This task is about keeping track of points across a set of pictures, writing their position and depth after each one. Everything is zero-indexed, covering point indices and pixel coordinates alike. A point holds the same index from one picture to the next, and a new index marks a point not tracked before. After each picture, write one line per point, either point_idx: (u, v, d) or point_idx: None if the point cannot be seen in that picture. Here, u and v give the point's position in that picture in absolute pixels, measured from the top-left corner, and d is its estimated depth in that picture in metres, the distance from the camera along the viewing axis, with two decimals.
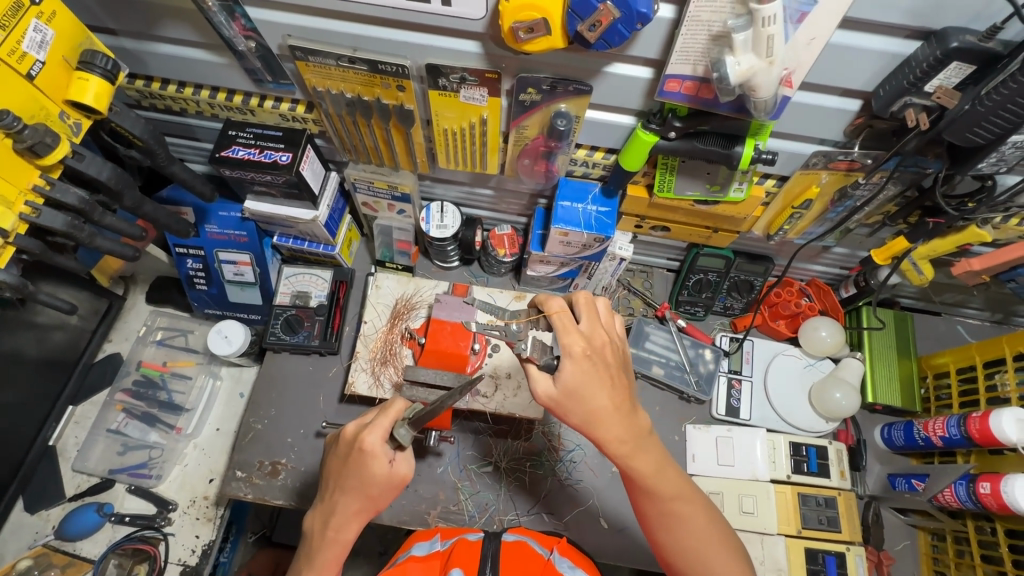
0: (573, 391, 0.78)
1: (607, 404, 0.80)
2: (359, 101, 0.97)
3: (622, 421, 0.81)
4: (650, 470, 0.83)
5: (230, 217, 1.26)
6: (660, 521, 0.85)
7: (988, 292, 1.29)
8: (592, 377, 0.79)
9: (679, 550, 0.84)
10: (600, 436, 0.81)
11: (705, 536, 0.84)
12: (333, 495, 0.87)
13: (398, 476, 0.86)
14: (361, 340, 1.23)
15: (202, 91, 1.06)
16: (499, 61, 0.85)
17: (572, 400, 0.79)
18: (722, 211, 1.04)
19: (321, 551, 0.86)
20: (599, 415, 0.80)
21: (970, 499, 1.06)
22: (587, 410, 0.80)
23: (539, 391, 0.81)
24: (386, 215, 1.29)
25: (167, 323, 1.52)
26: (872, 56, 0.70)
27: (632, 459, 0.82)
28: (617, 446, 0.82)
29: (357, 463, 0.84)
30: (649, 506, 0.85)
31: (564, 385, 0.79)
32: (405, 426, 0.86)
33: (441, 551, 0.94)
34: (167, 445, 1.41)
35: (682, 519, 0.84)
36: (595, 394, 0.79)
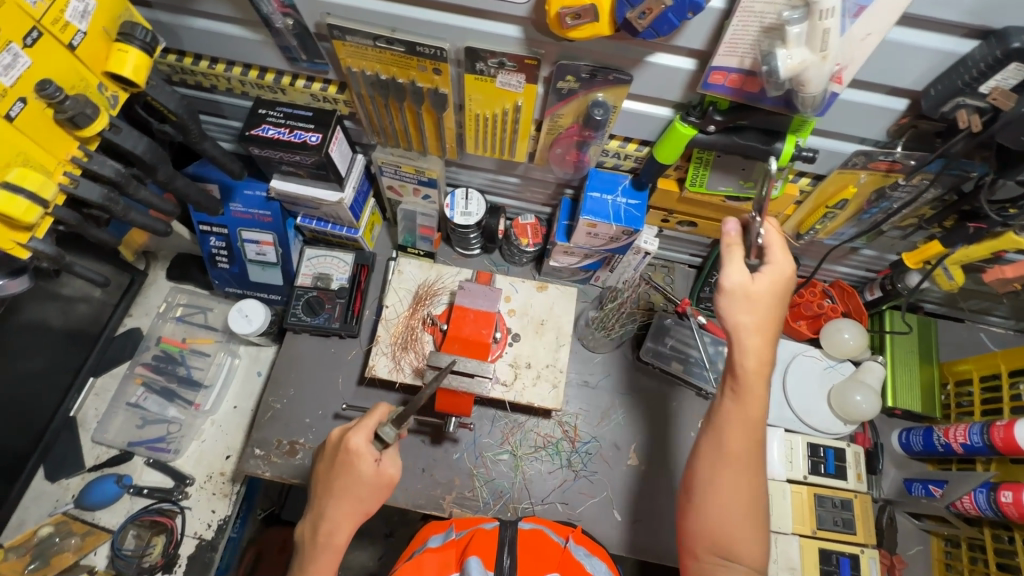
0: (758, 296, 0.81)
1: (760, 325, 0.81)
2: (393, 83, 0.96)
3: (768, 354, 0.83)
4: (757, 414, 0.83)
5: (255, 196, 1.26)
6: (733, 458, 0.83)
7: (1015, 301, 1.28)
8: (771, 293, 0.81)
9: (725, 497, 0.83)
10: (741, 351, 0.82)
11: (751, 506, 0.83)
12: (324, 500, 0.89)
13: (389, 476, 0.90)
14: (383, 324, 1.23)
15: (233, 68, 1.05)
16: (540, 47, 0.83)
17: (756, 300, 0.81)
18: (753, 207, 1.03)
19: (314, 556, 0.87)
20: (762, 333, 0.81)
21: (990, 507, 1.05)
22: (756, 315, 0.81)
23: (729, 275, 0.82)
24: (411, 199, 1.28)
25: (187, 300, 1.53)
26: (926, 54, 0.68)
27: (750, 391, 0.83)
28: (747, 364, 0.82)
29: (344, 464, 0.89)
30: (733, 438, 0.83)
31: (754, 287, 0.81)
32: (390, 424, 0.89)
33: (458, 539, 0.95)
34: (186, 420, 1.42)
35: (747, 472, 0.83)
36: (750, 310, 0.81)
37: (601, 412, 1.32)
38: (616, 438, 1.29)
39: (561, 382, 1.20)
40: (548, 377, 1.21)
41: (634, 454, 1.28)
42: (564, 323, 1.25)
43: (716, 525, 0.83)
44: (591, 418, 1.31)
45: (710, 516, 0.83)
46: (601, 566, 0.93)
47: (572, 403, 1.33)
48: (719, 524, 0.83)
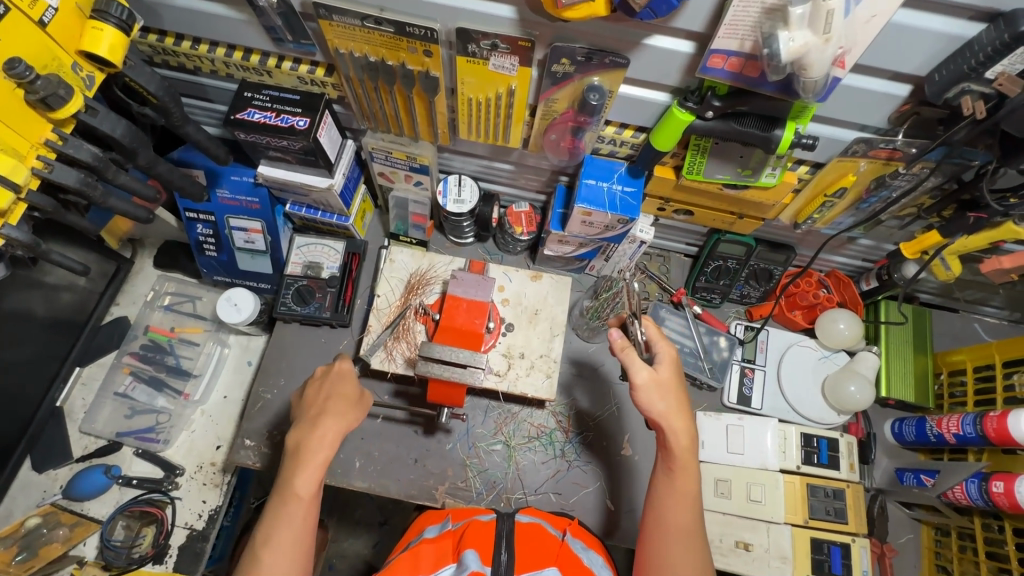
0: (663, 383, 0.92)
1: (673, 410, 0.91)
2: (382, 66, 0.93)
3: (686, 435, 0.92)
4: (689, 488, 0.91)
5: (243, 182, 1.23)
6: (680, 531, 0.88)
7: (1011, 291, 1.27)
8: (671, 382, 0.93)
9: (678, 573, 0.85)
10: (670, 433, 0.92)
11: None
12: (321, 405, 0.94)
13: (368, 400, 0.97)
14: (374, 314, 1.22)
15: (217, 48, 1.02)
16: (533, 28, 0.80)
17: (661, 390, 0.92)
18: (751, 196, 1.01)
19: (312, 449, 0.89)
20: (676, 417, 0.91)
21: (981, 497, 1.06)
22: (669, 400, 0.92)
23: (636, 374, 0.91)
24: (402, 186, 1.25)
25: (175, 289, 1.50)
26: (933, 38, 0.66)
27: (684, 468, 0.91)
28: (681, 442, 0.91)
29: (337, 378, 0.98)
30: (677, 511, 0.90)
31: (659, 375, 0.92)
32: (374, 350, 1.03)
33: (454, 531, 0.94)
34: (175, 410, 1.41)
35: (695, 544, 0.88)
36: (669, 397, 0.92)
37: (594, 402, 1.31)
38: (608, 430, 1.29)
39: (554, 372, 1.19)
40: (541, 367, 1.19)
41: (628, 445, 1.27)
42: (558, 313, 1.23)
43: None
44: (584, 408, 1.31)
45: None
46: (598, 558, 0.93)
47: (565, 394, 1.32)
48: None
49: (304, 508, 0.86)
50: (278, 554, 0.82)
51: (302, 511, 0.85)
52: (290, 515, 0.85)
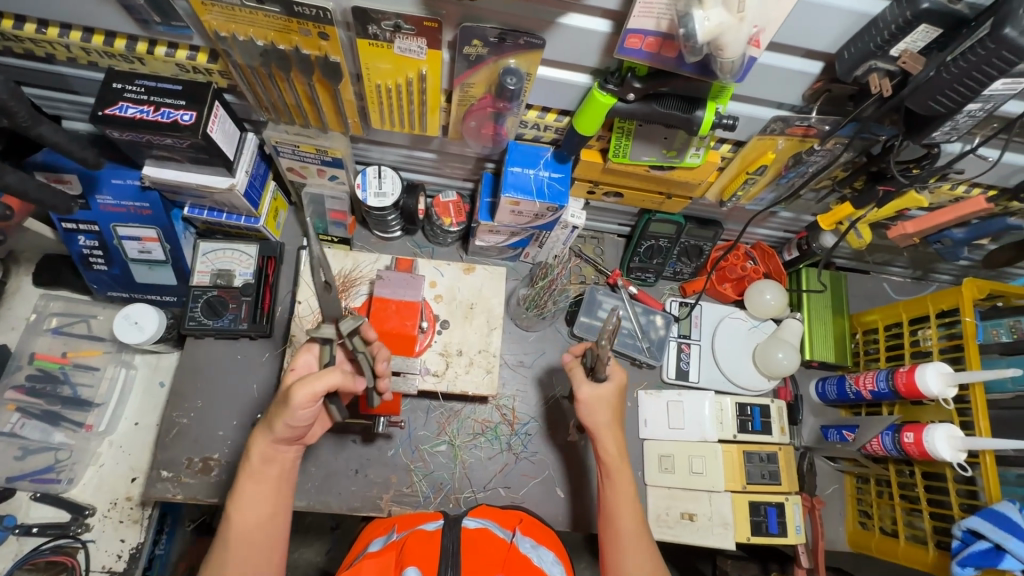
0: (599, 401, 1.00)
1: (606, 427, 1.00)
2: (274, 52, 0.83)
3: (618, 452, 0.99)
4: (625, 491, 0.97)
5: (127, 186, 1.07)
6: (624, 541, 0.93)
7: (914, 252, 1.36)
8: (610, 399, 1.00)
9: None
10: (603, 450, 0.99)
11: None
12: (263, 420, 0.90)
13: (293, 399, 0.81)
14: (295, 323, 1.12)
15: (71, 32, 0.86)
16: (439, 7, 0.73)
17: (596, 408, 1.00)
18: (678, 176, 1.00)
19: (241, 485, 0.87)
20: (609, 434, 0.99)
21: (895, 447, 1.13)
22: (602, 415, 1.00)
23: (580, 389, 1.00)
24: (316, 181, 1.15)
25: (62, 308, 1.31)
26: (841, 15, 0.66)
27: (619, 475, 0.98)
28: (609, 451, 0.99)
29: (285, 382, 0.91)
30: (618, 522, 0.95)
31: (599, 391, 0.99)
32: (353, 320, 0.85)
33: (400, 540, 0.89)
34: (76, 446, 1.25)
35: (642, 547, 0.92)
36: (601, 412, 0.99)
37: (538, 391, 1.29)
38: (559, 415, 1.27)
39: (495, 366, 1.16)
40: (480, 362, 1.16)
41: (576, 428, 1.26)
42: (494, 305, 1.19)
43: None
44: (528, 399, 1.28)
45: None
46: (548, 554, 0.91)
47: (507, 386, 1.29)
48: None
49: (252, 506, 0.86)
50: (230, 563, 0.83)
51: (246, 510, 0.85)
52: (234, 528, 0.85)
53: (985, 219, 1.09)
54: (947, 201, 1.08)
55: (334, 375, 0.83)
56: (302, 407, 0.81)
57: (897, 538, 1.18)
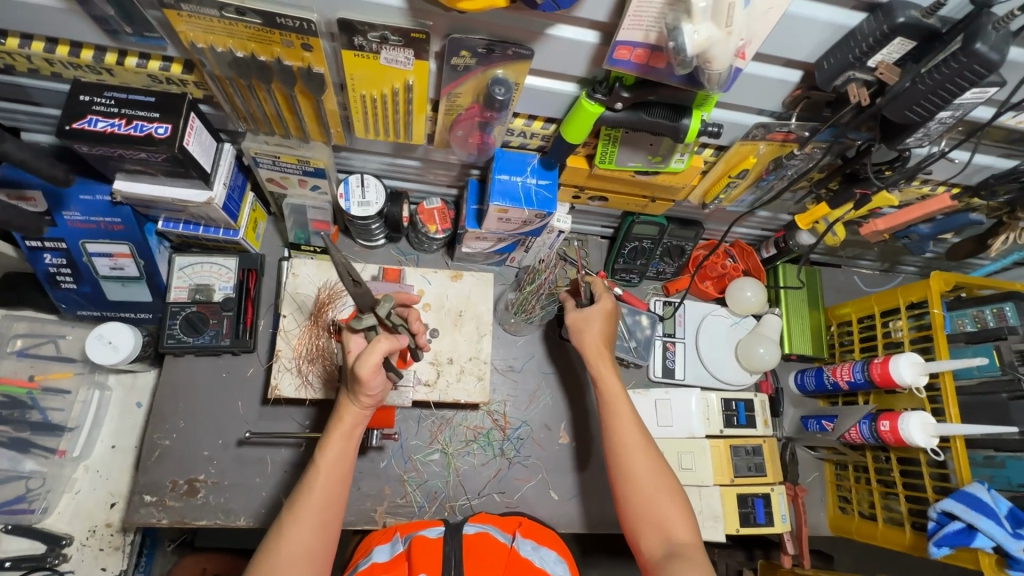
0: (586, 319, 1.12)
1: (596, 346, 1.10)
2: (253, 63, 0.80)
3: (609, 370, 1.09)
4: (620, 401, 1.04)
5: (97, 201, 1.03)
6: (629, 448, 0.98)
7: (883, 247, 1.42)
8: (597, 321, 1.12)
9: (640, 480, 0.95)
10: (599, 376, 1.08)
11: (661, 479, 0.95)
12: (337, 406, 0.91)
13: (359, 375, 0.83)
14: (281, 338, 1.10)
15: (33, 43, 0.82)
16: (426, 18, 0.72)
17: (582, 326, 1.12)
18: (662, 180, 1.02)
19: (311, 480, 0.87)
20: (598, 353, 1.09)
21: (873, 436, 1.18)
22: (594, 333, 1.11)
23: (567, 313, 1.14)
24: (297, 192, 1.12)
25: (27, 329, 1.24)
26: (821, 28, 0.68)
27: (609, 388, 1.06)
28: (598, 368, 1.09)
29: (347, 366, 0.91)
30: (620, 430, 1.00)
31: (584, 313, 1.12)
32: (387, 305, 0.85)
33: (402, 552, 0.89)
34: (50, 472, 1.19)
35: (645, 449, 0.98)
36: (591, 330, 1.11)
37: (528, 395, 1.30)
38: (550, 417, 1.29)
39: (486, 373, 1.16)
40: (471, 370, 1.15)
41: (565, 432, 1.28)
42: (483, 312, 1.19)
43: (643, 511, 0.93)
44: (518, 403, 1.29)
45: (637, 504, 0.94)
46: (549, 554, 0.92)
47: (498, 391, 1.29)
48: (646, 509, 0.93)
49: (323, 480, 0.86)
50: (298, 536, 0.82)
51: (321, 481, 0.86)
52: (309, 499, 0.85)
53: (949, 215, 1.15)
54: (914, 199, 1.13)
55: (385, 345, 0.85)
56: (366, 382, 0.84)
57: (875, 521, 1.24)
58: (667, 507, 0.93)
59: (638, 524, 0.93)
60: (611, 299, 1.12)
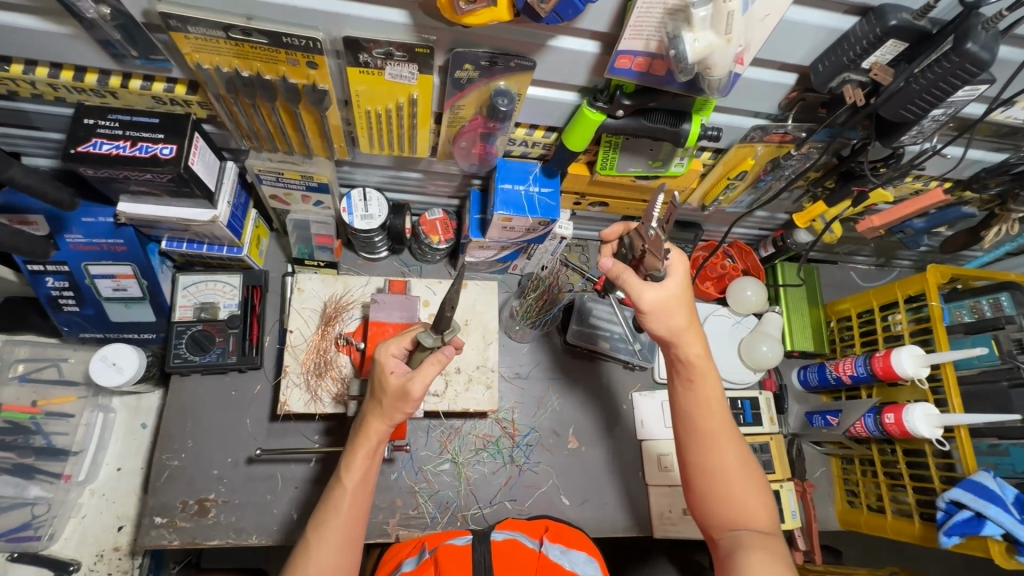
0: (675, 298, 0.86)
1: (685, 328, 0.87)
2: (259, 82, 0.81)
3: (700, 353, 0.89)
4: (709, 389, 0.88)
5: (99, 223, 1.03)
6: (713, 440, 0.87)
7: (877, 242, 1.45)
8: (681, 297, 0.87)
9: (724, 474, 0.85)
10: (687, 360, 0.88)
11: (747, 472, 0.86)
12: (360, 420, 0.90)
13: (410, 393, 0.85)
14: (289, 353, 1.10)
15: (37, 68, 0.82)
16: (430, 34, 0.74)
17: (669, 308, 0.86)
18: (662, 184, 1.04)
19: (336, 497, 0.87)
20: (693, 333, 0.87)
21: (878, 429, 1.19)
22: (682, 313, 0.87)
23: (641, 295, 0.86)
24: (300, 207, 1.13)
25: (29, 354, 1.23)
26: (815, 31, 0.69)
27: (701, 374, 0.88)
28: (691, 352, 0.88)
29: (377, 384, 0.88)
30: (707, 421, 0.87)
31: (667, 291, 0.86)
32: (430, 329, 0.85)
33: (429, 558, 0.89)
34: (55, 498, 1.18)
35: (730, 439, 0.87)
36: (678, 309, 0.87)
37: (536, 401, 1.30)
38: (559, 423, 1.29)
39: (494, 381, 1.16)
40: (479, 379, 1.16)
41: (574, 436, 1.29)
42: (489, 320, 1.20)
43: (720, 501, 0.85)
44: (526, 410, 1.29)
45: (719, 500, 0.85)
46: (580, 557, 0.92)
47: (505, 398, 1.29)
48: (729, 506, 0.84)
49: (350, 500, 0.86)
50: (325, 556, 0.82)
51: (348, 502, 0.86)
52: (333, 516, 0.85)
53: (942, 209, 1.17)
54: (908, 194, 1.16)
55: (431, 366, 0.85)
56: (415, 399, 0.86)
57: (884, 514, 1.25)
58: (753, 501, 0.84)
59: (715, 515, 0.86)
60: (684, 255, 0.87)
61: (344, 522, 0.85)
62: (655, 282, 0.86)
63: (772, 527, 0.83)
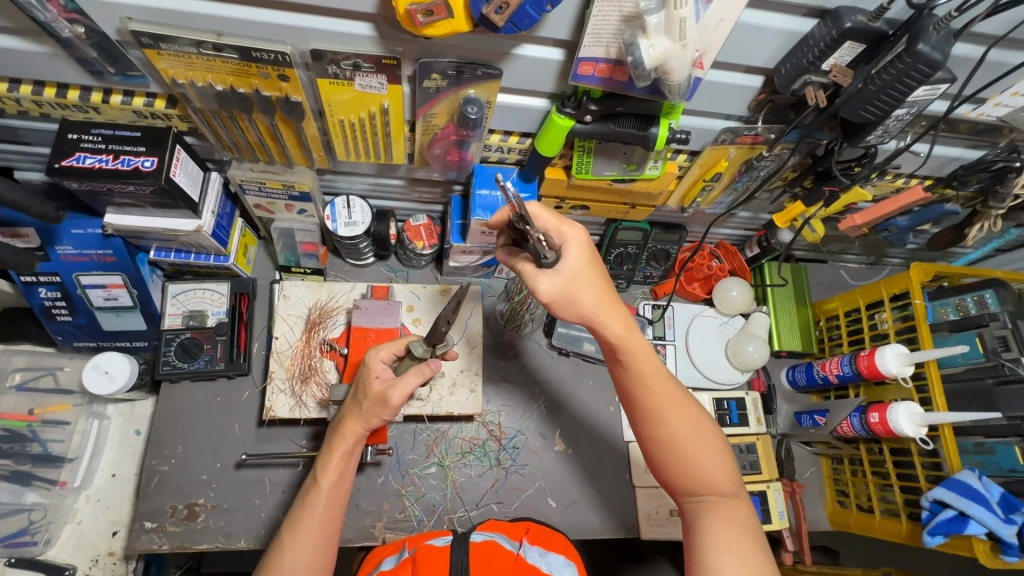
0: (574, 279, 0.80)
1: (603, 306, 0.82)
2: (234, 95, 0.83)
3: (629, 328, 0.84)
4: (645, 364, 0.85)
5: (88, 235, 1.05)
6: (660, 415, 0.85)
7: (865, 240, 1.44)
8: (586, 273, 0.81)
9: (678, 447, 0.85)
10: (616, 340, 0.84)
11: (700, 441, 0.86)
12: (339, 421, 0.93)
13: (388, 400, 0.88)
14: (274, 359, 1.12)
15: (21, 86, 0.85)
16: (396, 45, 0.75)
17: (574, 290, 0.80)
18: (638, 187, 1.04)
19: (312, 497, 0.88)
20: (614, 313, 0.83)
21: (864, 428, 1.19)
22: (592, 293, 0.81)
23: (537, 285, 0.80)
24: (284, 216, 1.15)
25: (26, 363, 1.26)
26: (774, 35, 0.70)
27: (633, 353, 0.84)
28: (614, 331, 0.84)
29: (361, 385, 0.91)
30: (651, 398, 0.86)
31: (564, 275, 0.80)
32: (419, 340, 0.90)
33: (409, 558, 0.90)
34: (51, 504, 1.20)
35: (678, 413, 0.86)
36: (586, 289, 0.81)
37: (523, 406, 1.31)
38: (545, 426, 1.30)
39: (478, 385, 1.17)
40: (464, 382, 1.17)
41: (560, 440, 1.29)
42: (473, 324, 1.21)
43: (680, 474, 0.86)
44: (513, 413, 1.30)
45: (678, 471, 0.86)
46: (558, 560, 0.92)
47: (492, 401, 1.30)
48: (688, 475, 0.85)
49: (325, 498, 0.88)
50: (299, 553, 0.84)
51: (323, 501, 0.88)
52: (309, 516, 0.86)
53: (925, 206, 1.17)
54: (889, 192, 1.15)
55: (415, 377, 0.89)
56: (393, 407, 0.88)
57: (873, 514, 1.24)
58: (711, 465, 0.85)
59: (677, 484, 0.87)
60: (574, 227, 0.81)
61: (319, 520, 0.86)
62: (548, 268, 0.80)
63: (732, 486, 0.85)
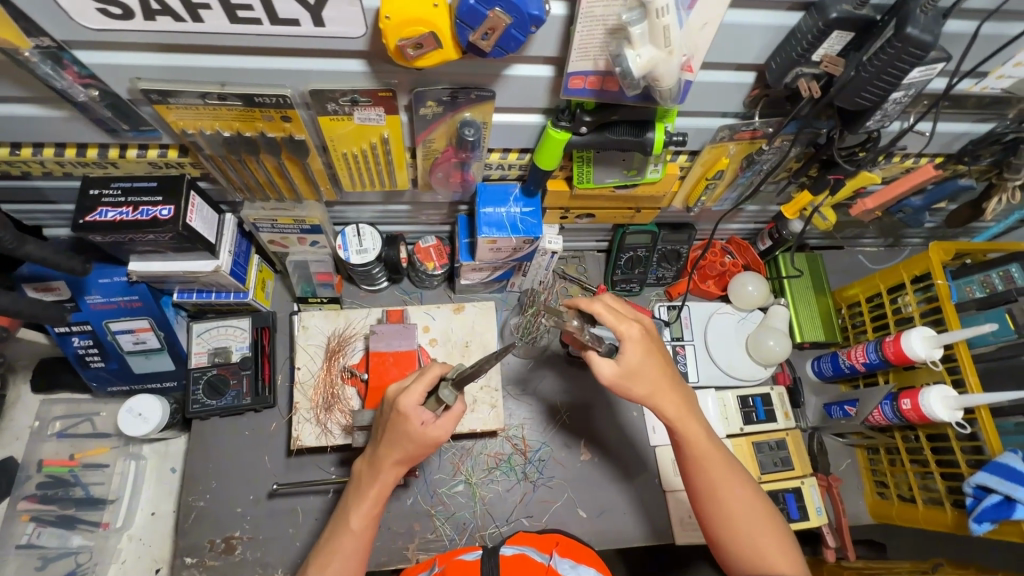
0: (639, 369, 0.87)
1: (661, 387, 0.89)
2: (240, 139, 0.87)
3: (683, 410, 0.89)
4: (699, 440, 0.89)
5: (114, 283, 1.10)
6: (717, 492, 0.87)
7: (880, 223, 1.41)
8: (650, 359, 0.88)
9: (739, 525, 0.85)
10: (676, 421, 0.89)
11: (756, 517, 0.86)
12: (371, 459, 0.91)
13: (433, 441, 0.87)
14: (298, 390, 1.15)
15: (44, 149, 0.90)
16: (391, 77, 0.78)
17: (634, 376, 0.87)
18: (641, 191, 1.04)
19: (341, 535, 0.89)
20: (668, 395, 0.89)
21: (896, 415, 1.15)
22: (648, 381, 0.88)
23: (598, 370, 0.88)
24: (298, 249, 1.18)
25: (64, 411, 1.32)
26: (760, 31, 0.70)
27: (686, 432, 0.89)
28: (671, 413, 0.89)
29: (396, 423, 0.86)
30: (705, 477, 0.88)
31: (627, 364, 0.87)
32: (448, 385, 0.85)
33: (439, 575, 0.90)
34: (96, 545, 1.24)
35: (736, 489, 0.87)
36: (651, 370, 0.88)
37: (544, 418, 1.31)
38: (568, 437, 1.29)
39: (499, 400, 1.17)
40: (484, 399, 1.17)
41: (586, 449, 1.28)
42: (488, 338, 1.20)
43: (740, 553, 0.85)
44: (535, 425, 1.30)
45: (739, 550, 0.85)
46: (588, 572, 0.90)
47: (513, 416, 1.30)
48: (750, 554, 0.84)
49: (355, 535, 0.89)
50: None
51: (354, 538, 0.89)
52: (339, 552, 0.88)
53: (939, 183, 1.14)
54: (899, 173, 1.13)
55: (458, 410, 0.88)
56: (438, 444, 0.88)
57: (916, 504, 1.20)
58: (769, 547, 0.83)
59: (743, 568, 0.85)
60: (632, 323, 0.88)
61: (353, 557, 0.88)
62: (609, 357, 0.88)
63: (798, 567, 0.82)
